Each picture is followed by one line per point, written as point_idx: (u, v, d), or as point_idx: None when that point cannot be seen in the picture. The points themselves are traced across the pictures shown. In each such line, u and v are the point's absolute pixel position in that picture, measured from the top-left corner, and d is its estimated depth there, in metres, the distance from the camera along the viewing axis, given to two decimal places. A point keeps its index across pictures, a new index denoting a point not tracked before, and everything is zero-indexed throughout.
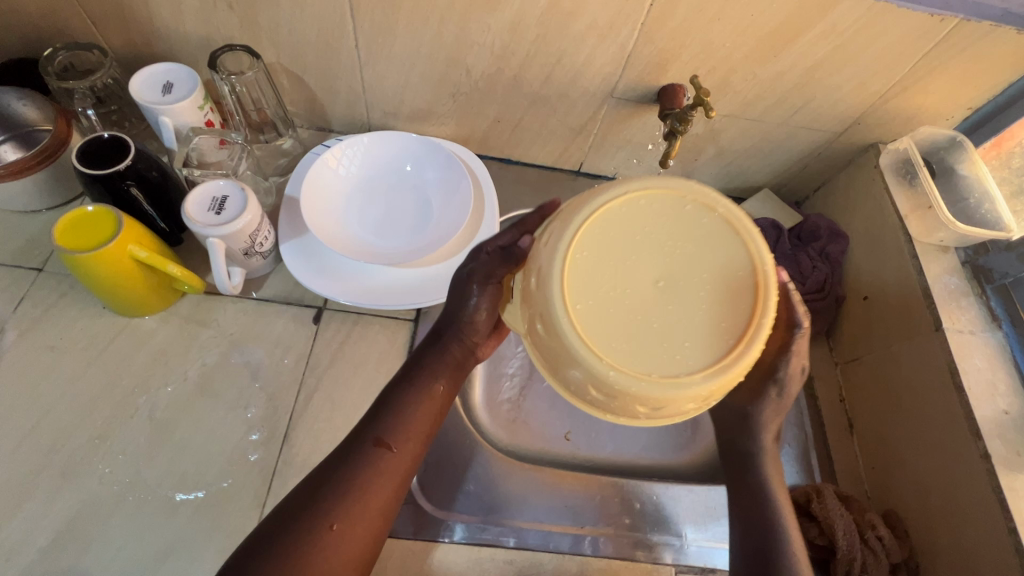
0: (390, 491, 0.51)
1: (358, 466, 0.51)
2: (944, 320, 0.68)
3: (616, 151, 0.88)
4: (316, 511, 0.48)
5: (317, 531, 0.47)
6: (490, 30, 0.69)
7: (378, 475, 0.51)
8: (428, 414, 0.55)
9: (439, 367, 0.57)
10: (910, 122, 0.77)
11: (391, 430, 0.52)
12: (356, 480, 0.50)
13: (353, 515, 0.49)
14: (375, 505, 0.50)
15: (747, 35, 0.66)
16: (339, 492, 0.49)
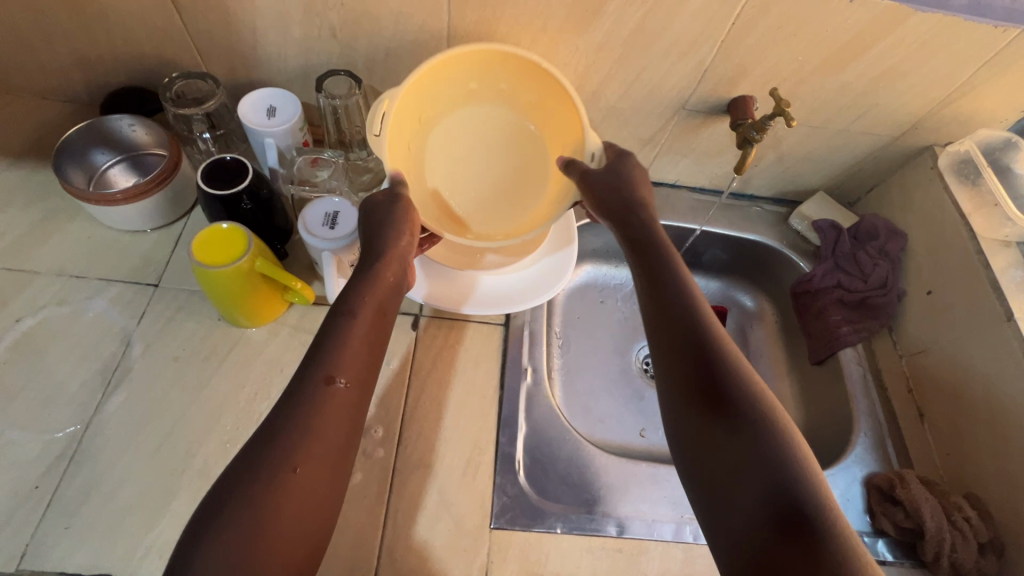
0: (345, 416, 0.51)
1: (310, 402, 0.49)
2: (1016, 310, 0.71)
3: (681, 160, 0.93)
4: (277, 456, 0.46)
5: (272, 478, 0.46)
6: (577, 51, 0.74)
7: (334, 404, 0.50)
8: (358, 346, 0.54)
9: (365, 291, 0.58)
10: (966, 125, 0.82)
11: (336, 365, 0.52)
12: (314, 415, 0.49)
13: (309, 451, 0.47)
14: (332, 429, 0.49)
15: (821, 48, 0.71)
16: (296, 426, 0.48)
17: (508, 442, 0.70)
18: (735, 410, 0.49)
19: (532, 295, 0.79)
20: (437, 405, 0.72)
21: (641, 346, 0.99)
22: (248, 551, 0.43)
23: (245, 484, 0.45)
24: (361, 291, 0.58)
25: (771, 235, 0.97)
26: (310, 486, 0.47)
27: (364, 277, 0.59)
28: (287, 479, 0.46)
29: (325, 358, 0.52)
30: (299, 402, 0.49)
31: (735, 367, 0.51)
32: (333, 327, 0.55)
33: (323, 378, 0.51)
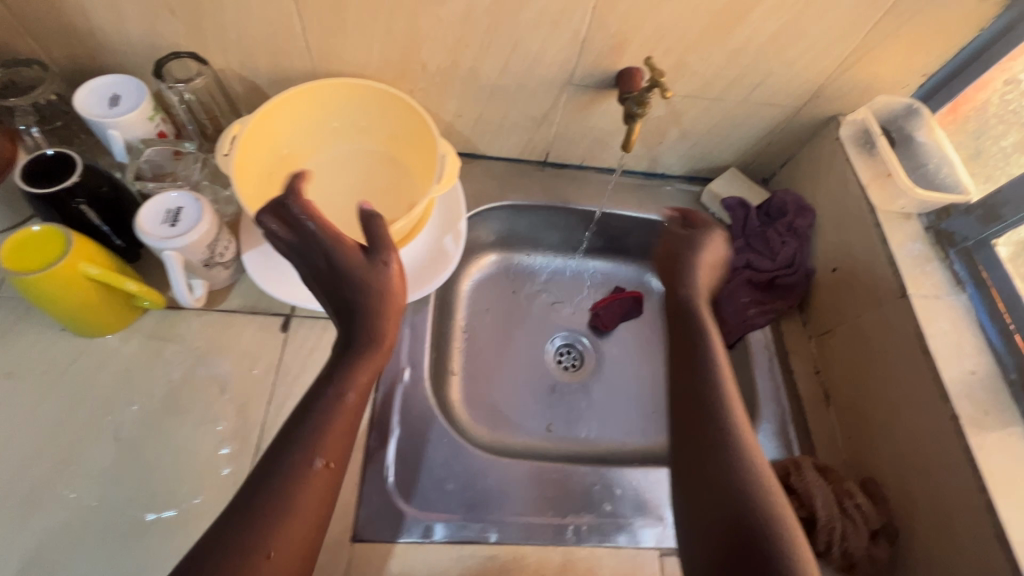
0: (341, 450, 0.48)
1: (321, 421, 0.49)
2: (909, 286, 0.68)
3: (581, 140, 0.88)
4: (262, 505, 0.45)
5: (301, 478, 0.46)
6: (441, 23, 0.68)
7: (336, 428, 0.49)
8: (340, 427, 0.49)
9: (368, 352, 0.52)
10: (866, 92, 0.77)
11: (347, 382, 0.50)
12: (310, 443, 0.47)
13: (304, 482, 0.46)
14: (336, 448, 0.48)
15: (700, 12, 0.66)
16: (302, 449, 0.47)
17: (378, 450, 0.66)
18: (725, 459, 0.52)
19: (412, 289, 0.74)
20: None
21: (553, 337, 0.96)
22: None
23: (243, 522, 0.44)
24: (359, 357, 0.51)
25: None
26: (304, 523, 0.45)
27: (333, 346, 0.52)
28: (287, 516, 0.45)
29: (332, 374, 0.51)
30: (312, 420, 0.48)
31: (741, 421, 0.55)
32: (356, 353, 0.51)
33: (338, 395, 0.50)
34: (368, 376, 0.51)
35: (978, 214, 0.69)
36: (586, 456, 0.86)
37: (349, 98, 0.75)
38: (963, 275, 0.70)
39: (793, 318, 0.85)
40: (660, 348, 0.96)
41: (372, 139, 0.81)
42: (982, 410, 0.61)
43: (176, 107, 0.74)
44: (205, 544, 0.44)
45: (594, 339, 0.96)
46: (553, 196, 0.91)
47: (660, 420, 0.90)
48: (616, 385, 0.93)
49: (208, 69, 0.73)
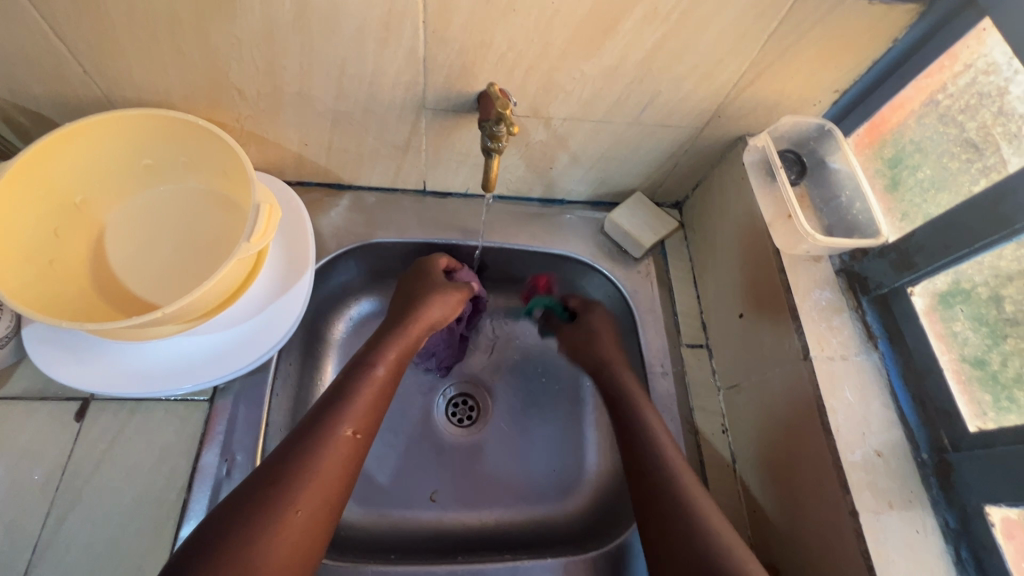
0: (336, 479, 0.52)
1: (315, 447, 0.52)
2: (813, 346, 0.58)
3: (458, 167, 0.75)
4: (246, 535, 0.46)
5: (278, 513, 0.47)
6: (241, 43, 0.54)
7: (332, 456, 0.53)
8: (338, 462, 0.53)
9: (362, 387, 0.59)
10: (773, 111, 0.67)
11: (345, 417, 0.55)
12: (304, 469, 0.51)
13: (288, 508, 0.48)
14: (331, 480, 0.52)
15: (558, 26, 0.54)
16: (300, 467, 0.51)
17: None
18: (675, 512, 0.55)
19: (246, 355, 0.63)
20: (97, 522, 0.56)
21: (445, 389, 0.83)
22: None
23: (221, 548, 0.44)
24: (358, 391, 0.58)
25: (582, 247, 0.82)
26: (284, 557, 0.46)
27: (359, 366, 0.61)
28: (271, 533, 0.46)
29: (317, 426, 0.54)
30: (309, 442, 0.53)
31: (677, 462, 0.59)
32: (353, 377, 0.59)
33: (335, 428, 0.54)
34: (365, 412, 0.57)
35: (892, 259, 0.59)
36: (471, 536, 0.74)
37: (157, 131, 0.61)
38: (875, 329, 0.60)
39: (702, 366, 0.75)
40: (568, 399, 0.84)
41: (200, 175, 0.67)
42: (884, 502, 0.52)
43: None
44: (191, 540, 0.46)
45: (492, 388, 0.84)
46: (433, 231, 0.80)
47: (562, 480, 0.78)
48: (514, 445, 0.81)
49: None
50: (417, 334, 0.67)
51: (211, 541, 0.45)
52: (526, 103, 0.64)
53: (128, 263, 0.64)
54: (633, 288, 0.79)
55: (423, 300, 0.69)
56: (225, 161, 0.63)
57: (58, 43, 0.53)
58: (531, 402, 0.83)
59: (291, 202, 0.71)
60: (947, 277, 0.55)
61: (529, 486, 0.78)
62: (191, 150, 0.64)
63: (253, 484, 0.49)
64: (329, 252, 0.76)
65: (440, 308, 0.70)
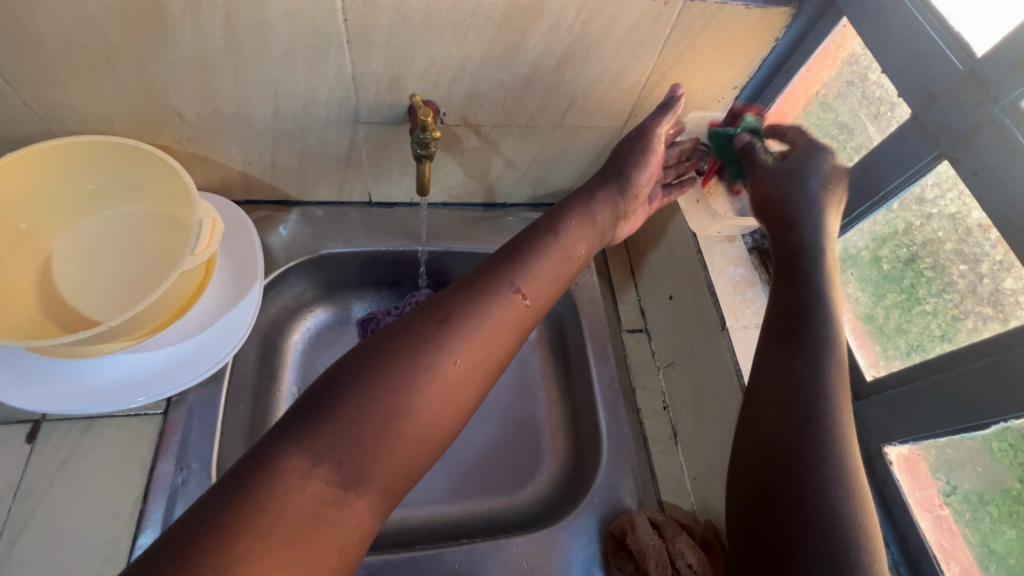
0: (504, 338, 0.53)
1: (489, 304, 0.53)
2: (728, 317, 0.64)
3: (400, 177, 0.80)
4: (402, 371, 0.47)
5: (436, 362, 0.48)
6: (177, 69, 0.58)
7: (494, 315, 0.53)
8: (502, 327, 0.53)
9: (551, 252, 0.60)
10: (683, 109, 0.73)
11: (519, 277, 0.56)
12: (461, 322, 0.51)
13: (446, 358, 0.49)
14: (494, 341, 0.52)
15: (472, 40, 0.59)
16: (466, 319, 0.51)
17: None
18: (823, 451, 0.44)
19: (197, 367, 0.65)
20: (51, 539, 0.57)
21: None
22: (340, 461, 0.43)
23: (384, 369, 0.47)
24: (542, 251, 0.59)
25: None
26: (433, 405, 0.47)
27: (572, 227, 0.64)
28: (426, 377, 0.47)
29: (466, 302, 0.52)
30: (477, 297, 0.53)
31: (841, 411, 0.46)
32: (546, 241, 0.61)
33: (508, 285, 0.55)
34: (540, 284, 0.57)
35: None
36: (435, 528, 0.75)
37: (100, 157, 0.64)
38: None
39: (642, 349, 0.80)
40: (521, 389, 0.87)
41: (146, 198, 0.69)
42: None
43: None
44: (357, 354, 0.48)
45: None
46: (381, 240, 0.83)
47: (520, 468, 0.81)
48: (471, 438, 0.83)
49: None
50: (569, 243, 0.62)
51: (352, 375, 0.47)
52: (456, 112, 0.69)
53: (76, 286, 0.66)
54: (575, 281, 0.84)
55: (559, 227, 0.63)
56: (169, 182, 0.66)
57: None
58: (487, 396, 0.86)
59: (237, 219, 0.74)
60: (838, 246, 0.63)
61: (490, 476, 0.80)
62: (136, 174, 0.67)
63: (404, 324, 0.50)
64: (279, 266, 0.79)
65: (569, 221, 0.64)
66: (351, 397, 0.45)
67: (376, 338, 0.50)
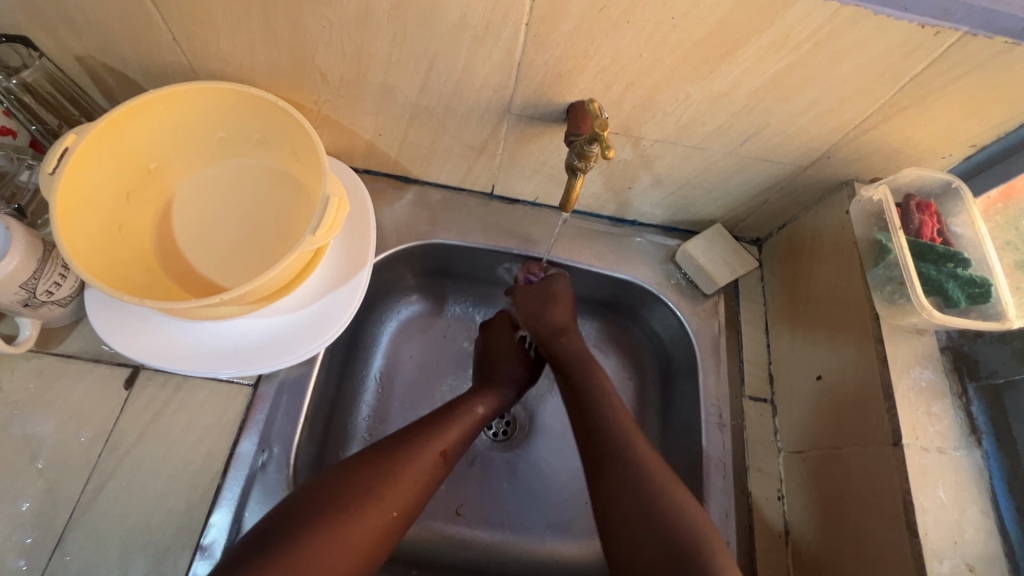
0: (416, 486, 0.54)
1: (417, 458, 0.55)
2: (906, 433, 0.52)
3: (532, 175, 0.71)
4: (344, 513, 0.49)
5: (359, 508, 0.50)
6: (333, 26, 0.51)
7: (418, 467, 0.55)
8: (417, 478, 0.54)
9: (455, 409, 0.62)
10: (895, 159, 0.60)
11: (441, 436, 0.58)
12: (389, 480, 0.52)
13: (384, 511, 0.51)
14: (408, 488, 0.53)
15: (672, 43, 0.49)
16: (392, 471, 0.53)
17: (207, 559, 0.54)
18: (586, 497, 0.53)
19: (295, 347, 0.61)
20: (132, 494, 0.56)
21: None
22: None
23: (304, 525, 0.47)
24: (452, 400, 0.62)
25: (648, 274, 0.76)
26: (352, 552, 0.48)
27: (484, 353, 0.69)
28: (356, 517, 0.49)
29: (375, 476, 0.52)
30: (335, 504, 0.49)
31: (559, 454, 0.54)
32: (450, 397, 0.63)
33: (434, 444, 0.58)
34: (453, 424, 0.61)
35: (1016, 347, 0.53)
36: (491, 557, 0.71)
37: (237, 108, 0.60)
38: (980, 423, 0.55)
39: (764, 423, 0.69)
40: None
41: (270, 155, 0.65)
42: None
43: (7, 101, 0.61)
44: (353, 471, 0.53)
45: (533, 404, 0.80)
46: (495, 238, 0.76)
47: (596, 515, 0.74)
48: (550, 469, 0.76)
49: (45, 58, 0.58)
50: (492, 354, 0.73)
51: (321, 499, 0.50)
52: (618, 120, 0.59)
53: (190, 237, 0.63)
54: (698, 326, 0.74)
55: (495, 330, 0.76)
56: (300, 146, 0.61)
57: (152, 8, 0.51)
58: (571, 424, 0.79)
59: (356, 191, 0.69)
60: None
61: (560, 515, 0.74)
62: (268, 132, 0.62)
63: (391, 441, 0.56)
64: (388, 246, 0.74)
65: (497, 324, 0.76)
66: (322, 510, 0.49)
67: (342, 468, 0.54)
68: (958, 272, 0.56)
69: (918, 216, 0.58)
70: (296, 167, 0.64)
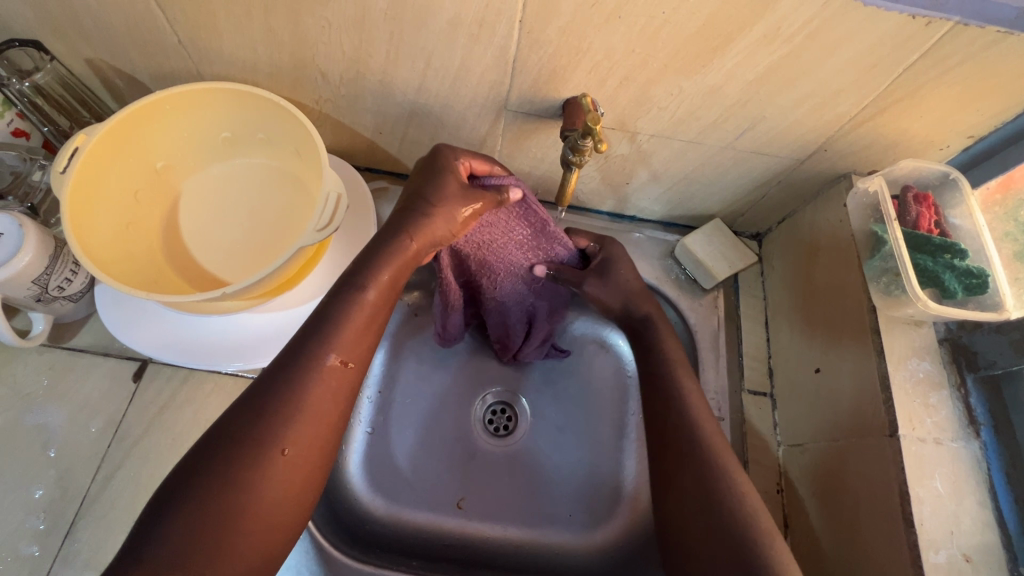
0: (328, 410, 0.47)
1: (303, 385, 0.47)
2: (902, 424, 0.52)
3: (531, 171, 0.72)
4: (234, 473, 0.43)
5: (257, 464, 0.43)
6: (332, 26, 0.53)
7: (324, 389, 0.48)
8: (329, 401, 0.48)
9: (352, 309, 0.50)
10: (892, 151, 0.60)
11: (331, 345, 0.48)
12: (278, 423, 0.45)
13: (288, 448, 0.45)
14: (324, 414, 0.47)
15: (664, 38, 0.49)
16: (280, 412, 0.45)
17: None
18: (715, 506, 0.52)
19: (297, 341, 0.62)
20: (138, 484, 0.57)
21: (484, 394, 0.80)
22: (206, 556, 0.40)
23: (206, 487, 0.42)
24: (351, 302, 0.50)
25: (647, 269, 0.77)
26: (270, 502, 0.44)
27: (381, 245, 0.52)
28: (260, 476, 0.43)
29: (275, 418, 0.45)
30: (234, 455, 0.43)
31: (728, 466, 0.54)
32: (339, 300, 0.50)
33: (319, 356, 0.48)
34: (360, 324, 0.51)
35: (1013, 338, 0.53)
36: (491, 549, 0.72)
37: (242, 108, 0.61)
38: (979, 414, 0.55)
39: (763, 417, 0.69)
40: (610, 422, 0.79)
41: (273, 153, 0.67)
42: None
43: (20, 104, 0.62)
44: (243, 405, 0.46)
45: (534, 398, 0.80)
46: None
47: (594, 509, 0.75)
48: (551, 462, 0.77)
49: (56, 61, 0.60)
50: (419, 248, 0.53)
51: (197, 478, 0.42)
52: (613, 115, 0.60)
53: (195, 233, 0.65)
54: (697, 321, 0.74)
55: (434, 201, 0.52)
56: (303, 145, 0.62)
57: (157, 11, 0.53)
58: (570, 418, 0.79)
59: (359, 189, 0.70)
60: None
61: (560, 509, 0.74)
62: (272, 131, 0.64)
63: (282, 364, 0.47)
64: None
65: (455, 188, 0.53)
66: (216, 471, 0.42)
67: (212, 430, 0.45)
68: (954, 262, 0.55)
69: (916, 208, 0.58)
70: (300, 167, 0.66)
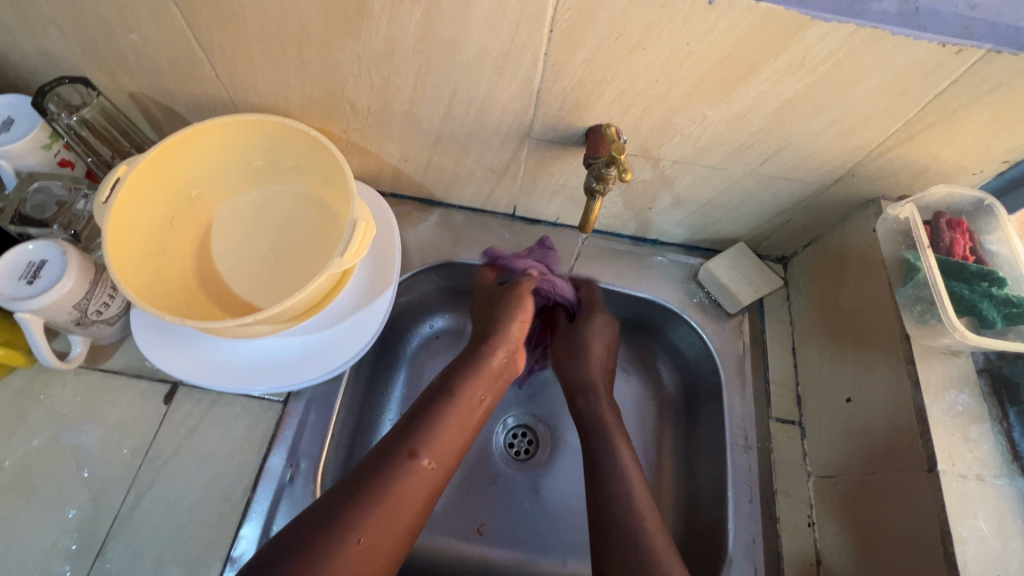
0: (404, 506, 0.51)
1: (391, 478, 0.51)
2: (942, 459, 0.51)
3: (553, 196, 0.73)
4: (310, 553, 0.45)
5: (349, 516, 0.48)
6: (361, 61, 0.54)
7: (407, 487, 0.51)
8: (409, 505, 0.51)
9: (450, 411, 0.57)
10: (922, 176, 0.59)
11: (426, 444, 0.54)
12: (362, 509, 0.49)
13: (363, 539, 0.48)
14: (400, 514, 0.50)
15: (688, 68, 0.49)
16: (368, 498, 0.50)
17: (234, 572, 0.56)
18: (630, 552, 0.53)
19: (323, 364, 0.63)
20: (167, 505, 0.58)
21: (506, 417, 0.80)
22: None
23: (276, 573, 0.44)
24: (444, 409, 0.57)
25: (669, 293, 0.76)
26: None
27: (474, 359, 0.63)
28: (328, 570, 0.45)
29: (361, 503, 0.49)
30: (315, 540, 0.46)
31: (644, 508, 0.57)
32: (438, 404, 0.57)
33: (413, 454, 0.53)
34: (450, 441, 0.56)
35: None
36: None
37: (274, 137, 0.63)
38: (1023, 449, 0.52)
39: (792, 446, 0.67)
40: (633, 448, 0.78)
41: (302, 179, 0.68)
42: None
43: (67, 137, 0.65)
44: (338, 492, 0.50)
45: (554, 422, 0.80)
46: None
47: None
48: (573, 490, 0.76)
49: (101, 96, 0.63)
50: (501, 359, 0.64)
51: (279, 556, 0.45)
52: (637, 142, 0.60)
53: (226, 259, 0.67)
54: (722, 346, 0.73)
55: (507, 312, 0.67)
56: (331, 172, 0.64)
57: (197, 48, 0.55)
58: None
59: (384, 214, 0.71)
60: None
61: (581, 536, 0.73)
62: (302, 159, 0.65)
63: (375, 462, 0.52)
64: (412, 267, 0.76)
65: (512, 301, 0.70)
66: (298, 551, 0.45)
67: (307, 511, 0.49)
68: (993, 290, 0.54)
69: (949, 234, 0.58)
70: (327, 193, 0.68)
